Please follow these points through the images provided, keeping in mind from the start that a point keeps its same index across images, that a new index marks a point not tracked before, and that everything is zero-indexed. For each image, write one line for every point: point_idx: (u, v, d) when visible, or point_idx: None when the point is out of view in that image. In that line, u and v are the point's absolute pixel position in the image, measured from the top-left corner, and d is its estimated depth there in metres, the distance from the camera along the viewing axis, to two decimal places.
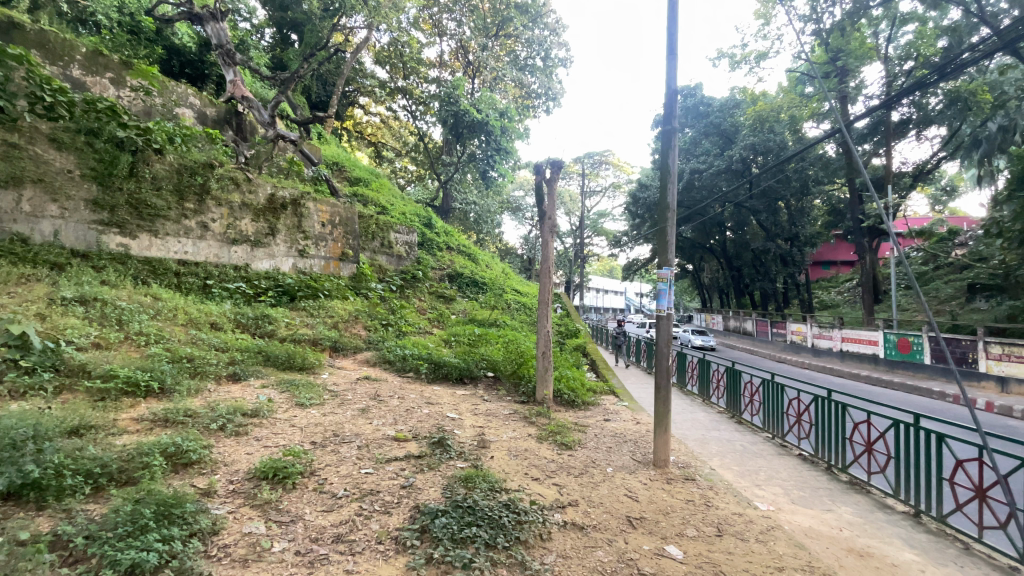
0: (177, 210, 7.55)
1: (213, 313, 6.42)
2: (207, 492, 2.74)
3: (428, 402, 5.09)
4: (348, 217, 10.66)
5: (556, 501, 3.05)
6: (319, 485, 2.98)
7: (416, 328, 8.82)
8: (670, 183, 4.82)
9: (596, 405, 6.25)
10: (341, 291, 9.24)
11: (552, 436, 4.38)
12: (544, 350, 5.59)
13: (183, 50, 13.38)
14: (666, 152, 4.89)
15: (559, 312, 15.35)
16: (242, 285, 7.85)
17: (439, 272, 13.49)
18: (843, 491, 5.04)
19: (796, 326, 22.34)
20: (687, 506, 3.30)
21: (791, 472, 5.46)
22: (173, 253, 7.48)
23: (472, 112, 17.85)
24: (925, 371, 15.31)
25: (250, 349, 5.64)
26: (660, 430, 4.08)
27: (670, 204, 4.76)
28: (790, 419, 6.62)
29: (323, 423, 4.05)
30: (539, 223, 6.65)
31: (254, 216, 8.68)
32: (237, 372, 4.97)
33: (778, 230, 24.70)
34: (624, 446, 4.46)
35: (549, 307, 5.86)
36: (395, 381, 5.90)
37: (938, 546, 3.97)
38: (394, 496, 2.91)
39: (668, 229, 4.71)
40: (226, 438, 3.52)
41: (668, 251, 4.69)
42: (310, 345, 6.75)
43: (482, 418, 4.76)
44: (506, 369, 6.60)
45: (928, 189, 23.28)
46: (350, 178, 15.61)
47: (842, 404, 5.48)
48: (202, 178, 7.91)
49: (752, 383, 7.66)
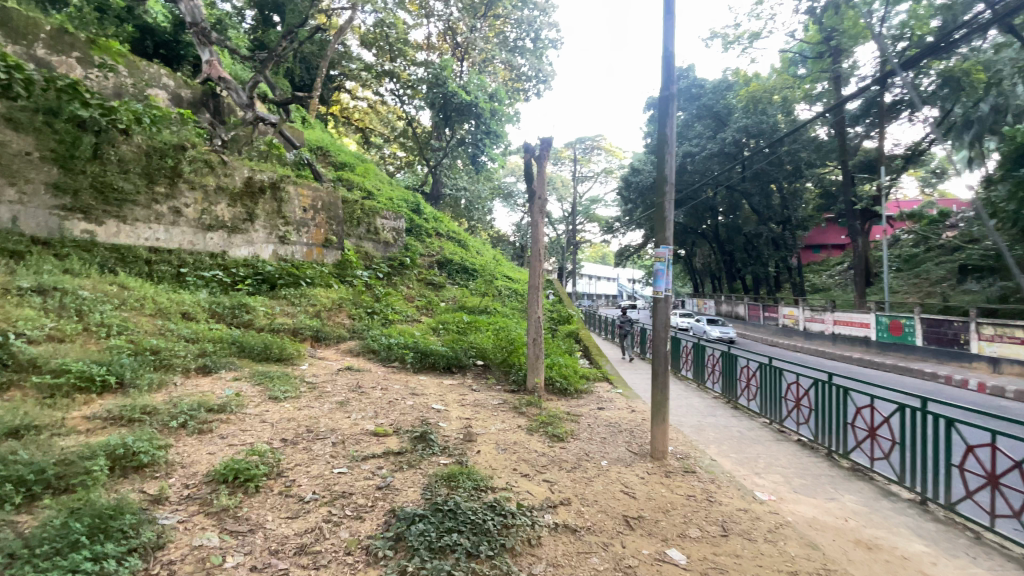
0: (147, 194, 7.15)
1: (186, 302, 6.10)
2: (156, 499, 2.49)
3: (412, 393, 4.81)
4: (331, 202, 10.23)
5: (547, 500, 2.79)
6: (286, 487, 2.71)
7: (403, 316, 8.50)
8: (668, 154, 4.42)
9: (590, 393, 6.02)
10: (325, 278, 8.89)
11: (543, 427, 4.11)
12: (535, 336, 5.32)
13: (157, 30, 12.82)
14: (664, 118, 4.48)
15: (551, 299, 15.07)
16: (218, 273, 7.50)
17: (428, 259, 13.16)
18: (846, 478, 4.86)
19: (788, 310, 22.37)
20: (688, 502, 3.04)
21: (791, 459, 5.28)
22: (143, 240, 7.08)
23: (461, 93, 17.29)
24: (917, 352, 15.34)
25: (224, 339, 5.34)
26: (658, 420, 3.78)
27: (669, 176, 4.37)
28: (788, 404, 6.42)
29: (297, 417, 3.78)
30: (527, 203, 6.29)
31: (230, 201, 8.27)
32: (208, 364, 4.67)
33: (771, 214, 24.55)
34: (619, 436, 4.20)
35: (540, 290, 5.58)
36: (380, 371, 5.62)
37: (948, 536, 3.83)
38: (367, 499, 2.64)
39: (667, 204, 4.34)
40: (188, 436, 3.24)
41: (666, 226, 4.34)
42: (290, 335, 6.44)
43: (470, 409, 4.48)
44: (495, 358, 6.33)
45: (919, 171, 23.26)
46: (335, 163, 15.18)
47: (844, 388, 5.26)
48: (172, 160, 7.49)
49: (748, 368, 7.44)
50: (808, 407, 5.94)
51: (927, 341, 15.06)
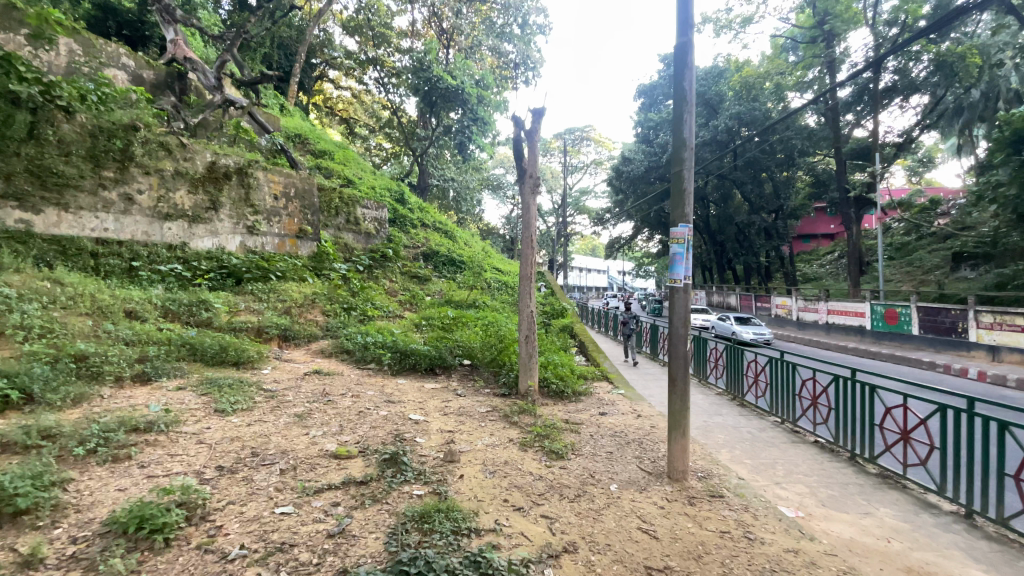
0: (92, 179, 6.39)
1: (133, 299, 5.40)
2: (26, 563, 1.89)
3: (387, 401, 4.17)
4: (306, 189, 9.45)
5: (546, 548, 2.20)
6: (208, 540, 2.09)
7: (383, 312, 7.81)
8: (687, 110, 3.43)
9: (589, 395, 5.42)
10: (297, 272, 8.18)
11: (538, 440, 3.49)
12: (527, 334, 4.74)
13: (118, 10, 11.87)
14: (680, 66, 3.52)
15: (542, 291, 14.48)
16: (176, 266, 6.78)
17: (412, 251, 12.47)
18: (877, 487, 4.34)
19: (780, 300, 22.05)
20: (722, 542, 2.45)
21: (812, 466, 4.75)
22: (89, 230, 6.34)
23: (446, 78, 16.51)
24: (913, 341, 15.01)
25: (173, 342, 4.68)
26: (675, 434, 3.17)
27: (688, 138, 3.40)
28: (803, 402, 5.86)
29: (243, 436, 3.15)
30: (517, 183, 5.47)
31: (191, 187, 7.51)
32: (147, 372, 4.04)
33: (763, 203, 24.16)
34: (628, 449, 3.61)
35: (531, 281, 5.00)
36: (353, 375, 4.99)
37: (1005, 558, 3.31)
38: (313, 555, 2.03)
39: (687, 171, 3.34)
40: (99, 468, 2.63)
41: (686, 199, 3.35)
42: (253, 334, 5.79)
43: (453, 418, 3.86)
44: (483, 357, 5.68)
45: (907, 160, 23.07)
46: (314, 151, 14.40)
47: (871, 386, 4.72)
48: (122, 142, 6.70)
49: (756, 363, 6.91)
50: (826, 406, 5.40)
51: (924, 330, 14.72)
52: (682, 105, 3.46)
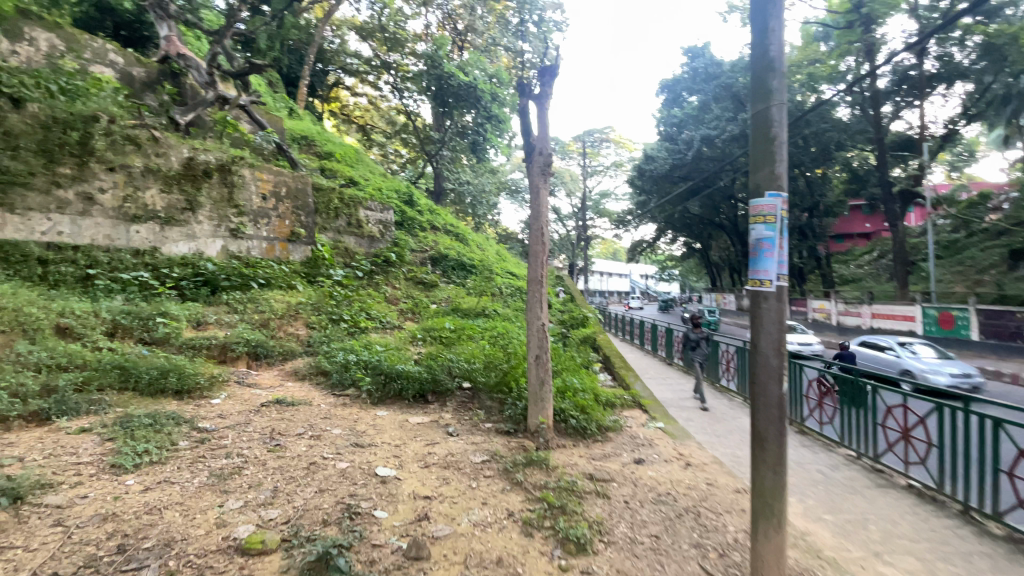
0: (45, 176, 5.64)
1: (70, 312, 4.53)
2: None
3: (353, 446, 3.17)
4: (299, 187, 8.54)
5: None
6: None
7: (377, 323, 6.83)
8: (774, 16, 2.32)
9: (618, 431, 4.34)
10: (284, 279, 7.30)
11: (555, 516, 2.45)
12: (537, 353, 3.74)
13: (117, 10, 11.30)
14: None
15: (561, 298, 13.42)
16: (140, 274, 5.97)
17: (420, 255, 11.54)
18: (1016, 563, 3.13)
19: (818, 303, 20.48)
20: None
21: (915, 526, 3.59)
22: (39, 234, 5.58)
23: (458, 74, 15.68)
24: (973, 348, 13.42)
25: (100, 365, 3.78)
26: (765, 525, 2.14)
27: (777, 60, 2.31)
28: (887, 434, 4.64)
29: (125, 512, 2.20)
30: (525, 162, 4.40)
31: (163, 185, 6.74)
32: (46, 411, 3.15)
33: (798, 200, 22.65)
34: (682, 528, 2.58)
35: (542, 285, 3.98)
36: (325, 406, 4.02)
37: None
38: None
39: (776, 108, 2.29)
40: None
41: (776, 152, 2.28)
42: (217, 354, 4.90)
43: (436, 475, 2.84)
44: (486, 380, 4.63)
45: (946, 155, 21.50)
46: (320, 153, 13.68)
47: (995, 422, 3.51)
48: (79, 134, 5.95)
49: (820, 383, 5.65)
50: (923, 440, 4.19)
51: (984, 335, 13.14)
52: (766, 11, 2.34)
